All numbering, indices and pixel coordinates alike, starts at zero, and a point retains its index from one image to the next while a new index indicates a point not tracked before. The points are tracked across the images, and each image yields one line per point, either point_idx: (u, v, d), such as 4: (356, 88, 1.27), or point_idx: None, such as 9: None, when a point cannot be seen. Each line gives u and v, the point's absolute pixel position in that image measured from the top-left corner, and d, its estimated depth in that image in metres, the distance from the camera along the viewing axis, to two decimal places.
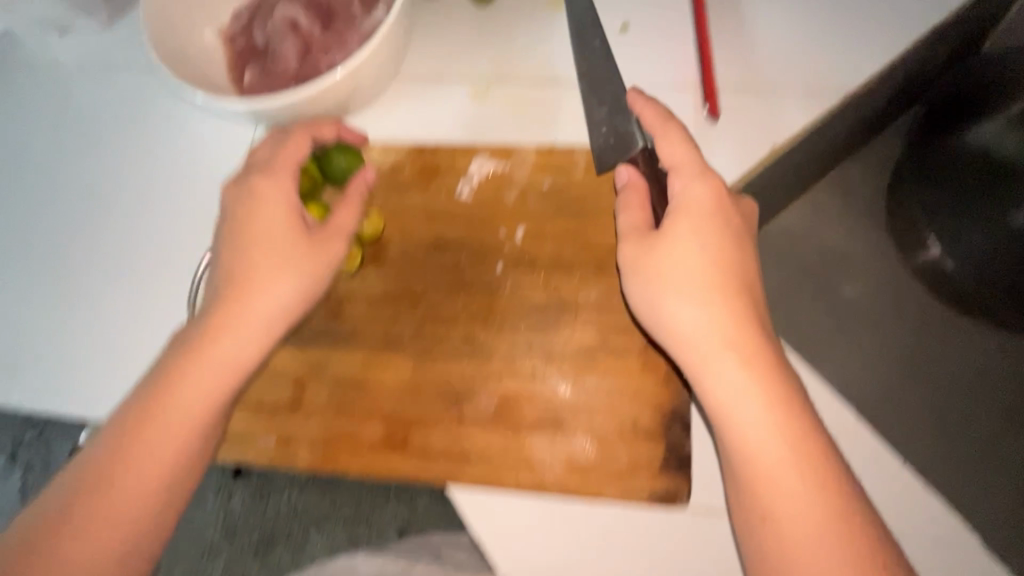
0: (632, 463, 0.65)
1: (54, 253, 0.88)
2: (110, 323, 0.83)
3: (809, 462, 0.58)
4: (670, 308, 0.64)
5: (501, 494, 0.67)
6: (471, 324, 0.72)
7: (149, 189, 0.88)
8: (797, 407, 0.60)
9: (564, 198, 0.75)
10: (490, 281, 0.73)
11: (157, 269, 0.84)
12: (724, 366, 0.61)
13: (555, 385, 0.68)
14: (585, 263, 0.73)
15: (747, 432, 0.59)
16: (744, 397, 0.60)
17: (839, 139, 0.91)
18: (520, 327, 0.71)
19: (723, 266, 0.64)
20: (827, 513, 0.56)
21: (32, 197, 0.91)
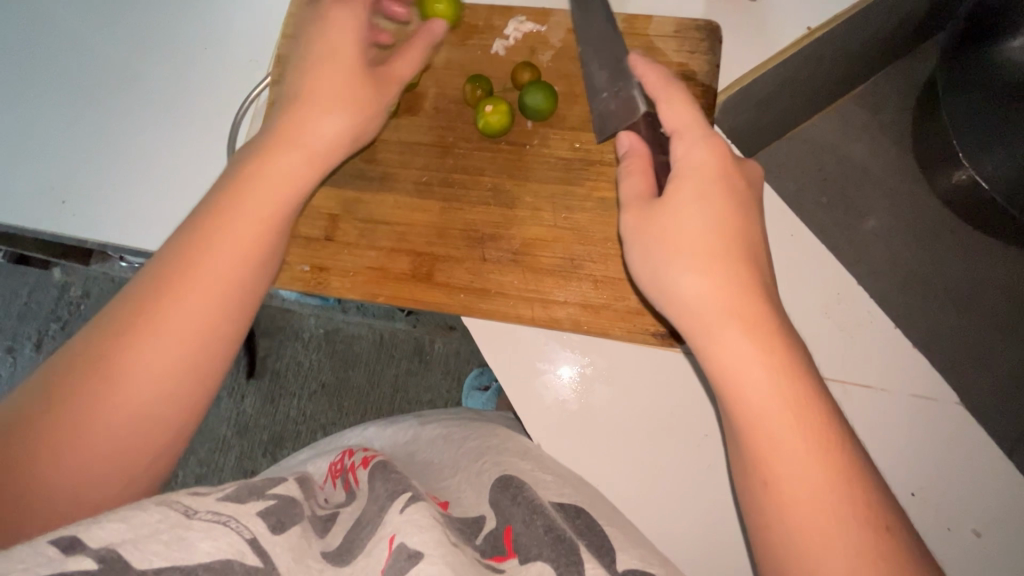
0: (637, 302, 0.78)
1: (94, 105, 0.92)
2: (149, 182, 0.89)
3: (817, 437, 0.51)
4: (677, 269, 0.61)
5: (515, 328, 0.79)
6: (497, 177, 0.83)
7: (183, 58, 0.92)
8: (801, 371, 0.54)
9: (592, 59, 0.84)
10: (520, 134, 0.84)
11: (188, 126, 0.90)
12: (730, 334, 0.56)
13: (568, 231, 0.81)
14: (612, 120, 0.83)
15: (754, 403, 0.53)
16: (754, 367, 0.54)
17: (862, 52, 0.94)
18: (543, 178, 0.83)
19: (728, 229, 0.61)
20: (830, 488, 0.50)
21: (65, 60, 0.94)
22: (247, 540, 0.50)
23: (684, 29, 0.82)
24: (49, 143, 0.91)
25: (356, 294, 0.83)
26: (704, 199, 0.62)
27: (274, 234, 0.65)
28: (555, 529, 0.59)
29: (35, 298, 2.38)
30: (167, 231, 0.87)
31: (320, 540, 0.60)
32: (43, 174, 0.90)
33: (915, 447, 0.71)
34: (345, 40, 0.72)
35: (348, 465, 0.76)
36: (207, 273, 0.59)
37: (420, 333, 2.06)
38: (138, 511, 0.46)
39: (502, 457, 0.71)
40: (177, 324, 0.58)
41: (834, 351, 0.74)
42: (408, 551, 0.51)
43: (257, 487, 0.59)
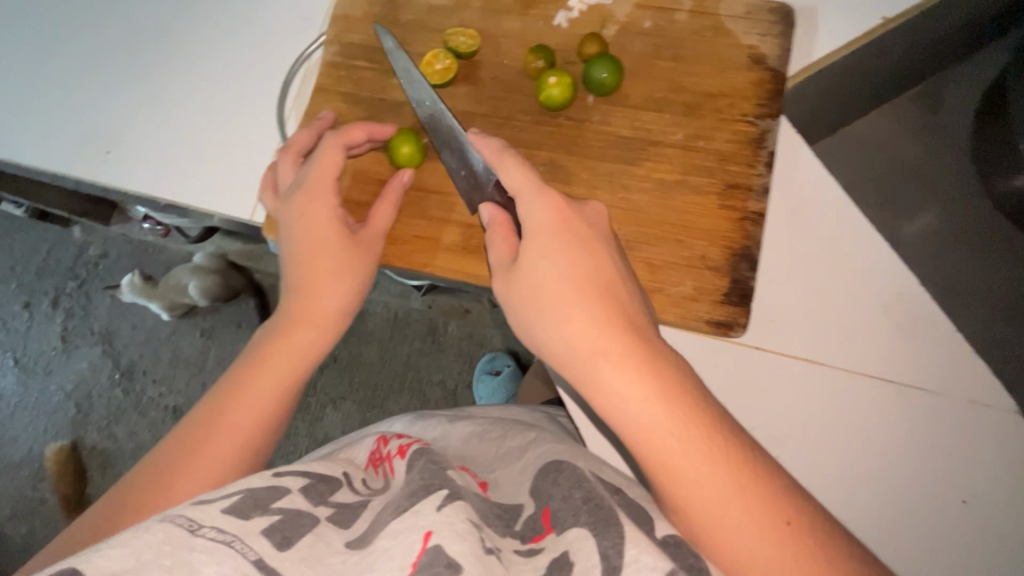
0: (695, 282, 0.87)
1: (162, 77, 1.04)
2: (212, 147, 1.01)
3: (703, 444, 0.64)
4: (561, 323, 0.72)
5: None
6: (555, 153, 0.93)
7: (242, 33, 1.04)
8: (670, 390, 0.66)
9: (665, 41, 0.93)
10: (583, 113, 0.93)
11: (245, 96, 1.02)
12: (603, 373, 0.68)
13: (638, 205, 0.89)
14: (681, 103, 0.92)
15: (636, 430, 0.66)
16: (622, 396, 0.66)
17: (919, 49, 0.96)
18: (602, 156, 0.91)
19: (577, 267, 0.74)
20: (724, 482, 0.63)
21: (141, 35, 1.06)
22: (252, 562, 0.49)
23: (757, 11, 0.92)
24: (131, 111, 1.04)
25: (405, 260, 0.94)
26: (552, 248, 0.75)
27: (348, 276, 0.87)
28: (592, 500, 0.61)
29: (53, 256, 2.39)
30: (226, 190, 0.99)
31: (341, 532, 0.59)
32: (133, 142, 1.02)
33: (902, 430, 0.82)
34: (329, 166, 0.87)
35: (383, 453, 0.79)
36: (290, 348, 0.85)
37: (435, 314, 2.16)
38: (140, 534, 0.48)
39: (542, 447, 0.76)
40: (302, 344, 0.85)
41: (880, 340, 0.84)
42: (446, 559, 0.50)
43: (262, 499, 0.57)
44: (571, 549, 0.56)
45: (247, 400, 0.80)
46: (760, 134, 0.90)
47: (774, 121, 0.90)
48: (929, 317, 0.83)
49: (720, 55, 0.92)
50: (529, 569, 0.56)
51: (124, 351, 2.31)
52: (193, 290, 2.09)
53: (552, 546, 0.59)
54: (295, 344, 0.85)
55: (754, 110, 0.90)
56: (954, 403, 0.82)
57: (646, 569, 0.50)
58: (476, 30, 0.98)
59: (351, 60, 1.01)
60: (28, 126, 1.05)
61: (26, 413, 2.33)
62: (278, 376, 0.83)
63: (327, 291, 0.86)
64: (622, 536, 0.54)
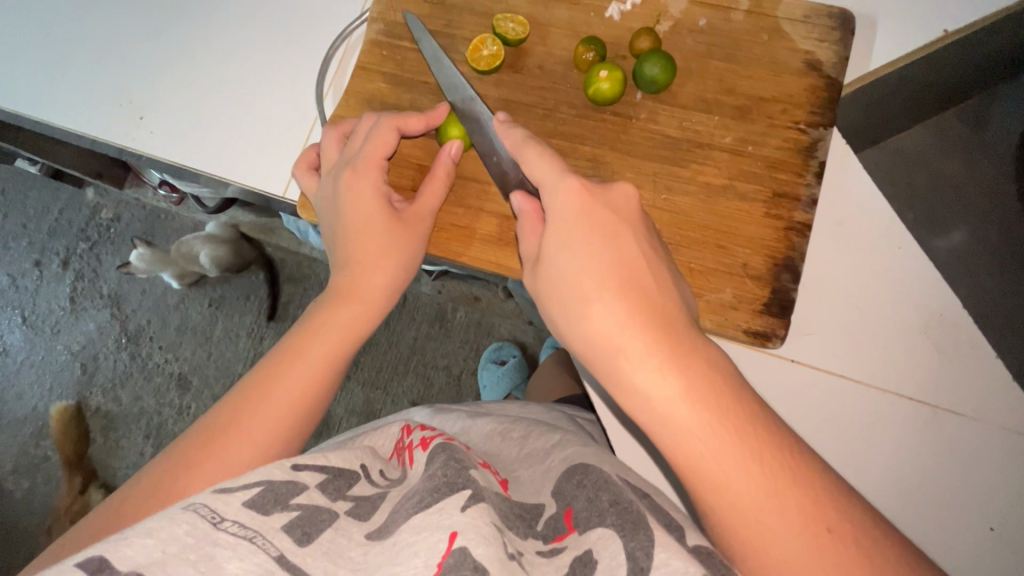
0: (733, 292, 0.87)
1: (202, 48, 1.06)
2: (247, 119, 1.02)
3: (729, 437, 0.64)
4: (586, 312, 0.72)
5: None
6: (601, 148, 0.91)
7: (283, 7, 1.05)
8: (694, 378, 0.66)
9: (719, 38, 0.92)
10: (632, 108, 0.91)
11: (282, 70, 1.03)
12: (629, 365, 0.68)
13: (682, 209, 0.89)
14: (733, 104, 0.91)
15: (660, 418, 0.66)
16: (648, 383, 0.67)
17: (966, 68, 0.96)
18: (649, 155, 0.90)
19: (602, 255, 0.74)
20: (752, 472, 0.63)
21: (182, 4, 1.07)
22: (274, 558, 0.49)
23: (817, 15, 0.91)
24: (171, 77, 1.05)
25: (439, 248, 0.94)
26: (577, 235, 0.75)
27: (391, 256, 0.87)
28: (620, 502, 0.61)
29: (65, 216, 2.39)
30: (259, 162, 1.01)
31: (360, 525, 0.58)
32: (172, 110, 1.04)
33: (919, 445, 0.84)
34: (380, 147, 0.87)
35: (405, 444, 0.79)
36: (337, 322, 0.84)
37: (444, 299, 2.16)
38: (165, 524, 0.47)
39: (568, 450, 0.76)
40: (343, 322, 0.84)
41: (919, 364, 0.86)
42: (473, 563, 0.49)
43: (282, 494, 0.55)
44: (595, 547, 0.57)
45: (294, 375, 0.79)
46: (812, 142, 0.89)
47: (826, 130, 0.89)
48: (973, 347, 0.84)
49: (777, 56, 0.91)
50: (551, 568, 0.57)
51: (131, 316, 2.32)
52: (205, 259, 2.05)
53: (576, 545, 0.59)
54: (332, 324, 0.84)
55: (808, 118, 0.89)
56: (975, 424, 0.83)
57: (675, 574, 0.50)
58: (525, 16, 0.96)
59: (394, 39, 0.99)
60: (68, 88, 1.06)
61: (31, 370, 2.34)
62: (327, 350, 0.82)
63: (377, 266, 0.86)
64: (651, 539, 0.54)
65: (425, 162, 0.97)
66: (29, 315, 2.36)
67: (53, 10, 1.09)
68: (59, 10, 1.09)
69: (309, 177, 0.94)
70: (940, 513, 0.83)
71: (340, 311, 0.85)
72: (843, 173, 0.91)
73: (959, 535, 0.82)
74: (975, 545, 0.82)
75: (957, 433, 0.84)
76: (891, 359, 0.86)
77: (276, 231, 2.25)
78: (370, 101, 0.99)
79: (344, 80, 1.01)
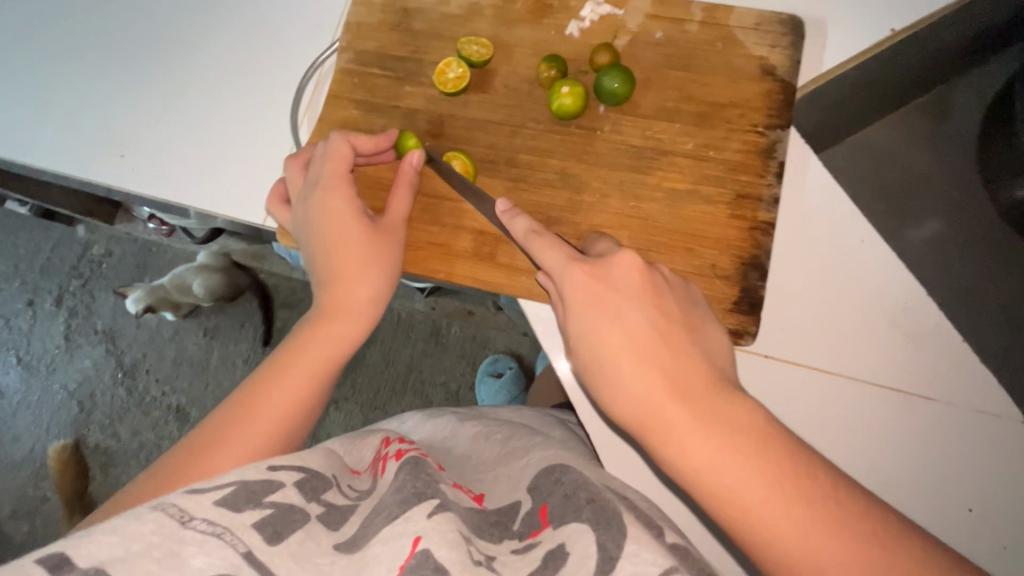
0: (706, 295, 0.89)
1: (178, 85, 1.08)
2: (223, 152, 1.04)
3: (724, 421, 0.69)
4: (677, 446, 0.69)
5: None
6: (566, 163, 0.94)
7: (256, 42, 1.07)
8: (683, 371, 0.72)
9: (675, 46, 0.95)
10: (594, 121, 0.94)
11: (256, 102, 1.05)
12: (631, 366, 0.73)
13: (651, 216, 0.91)
14: (691, 112, 0.93)
15: (761, 530, 0.65)
16: (705, 445, 0.68)
17: (913, 65, 1.01)
18: (616, 166, 0.93)
19: (638, 352, 0.74)
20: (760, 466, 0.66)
21: (158, 43, 1.10)
22: (241, 553, 0.51)
23: (767, 22, 0.94)
24: (151, 114, 1.07)
25: (417, 267, 0.96)
26: (625, 357, 0.74)
27: (366, 270, 0.87)
28: (596, 499, 0.64)
29: (57, 254, 2.40)
30: (238, 193, 1.03)
31: (331, 534, 0.60)
32: (153, 146, 1.06)
33: (895, 431, 0.86)
34: (341, 162, 0.89)
35: (383, 455, 0.80)
36: (326, 335, 0.85)
37: (438, 316, 2.17)
38: (132, 522, 0.49)
39: (547, 451, 0.79)
40: (338, 334, 0.86)
41: (888, 355, 0.87)
42: (434, 563, 0.51)
43: (255, 492, 0.58)
44: (568, 541, 0.61)
45: (281, 386, 0.80)
46: (771, 144, 0.92)
47: (783, 132, 0.92)
48: (941, 334, 0.86)
49: (731, 62, 0.94)
50: (523, 564, 0.60)
51: (126, 350, 2.32)
52: (199, 288, 2.07)
53: (549, 538, 0.63)
54: (318, 340, 0.85)
55: (765, 121, 0.92)
56: (948, 407, 0.85)
57: (644, 563, 0.54)
58: (488, 36, 0.99)
59: (364, 67, 1.03)
60: (51, 130, 1.08)
61: (28, 411, 2.34)
62: (315, 360, 0.84)
63: (359, 279, 0.87)
64: (622, 531, 0.58)
65: None
66: (24, 355, 2.36)
67: (34, 54, 1.12)
68: (38, 54, 1.11)
69: (280, 210, 0.95)
70: (923, 495, 0.84)
71: (335, 325, 0.86)
72: (804, 168, 0.94)
73: (941, 514, 0.83)
74: (949, 522, 0.83)
75: (932, 415, 0.85)
76: (861, 349, 0.88)
77: (268, 257, 2.27)
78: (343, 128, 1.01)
79: (318, 109, 1.04)
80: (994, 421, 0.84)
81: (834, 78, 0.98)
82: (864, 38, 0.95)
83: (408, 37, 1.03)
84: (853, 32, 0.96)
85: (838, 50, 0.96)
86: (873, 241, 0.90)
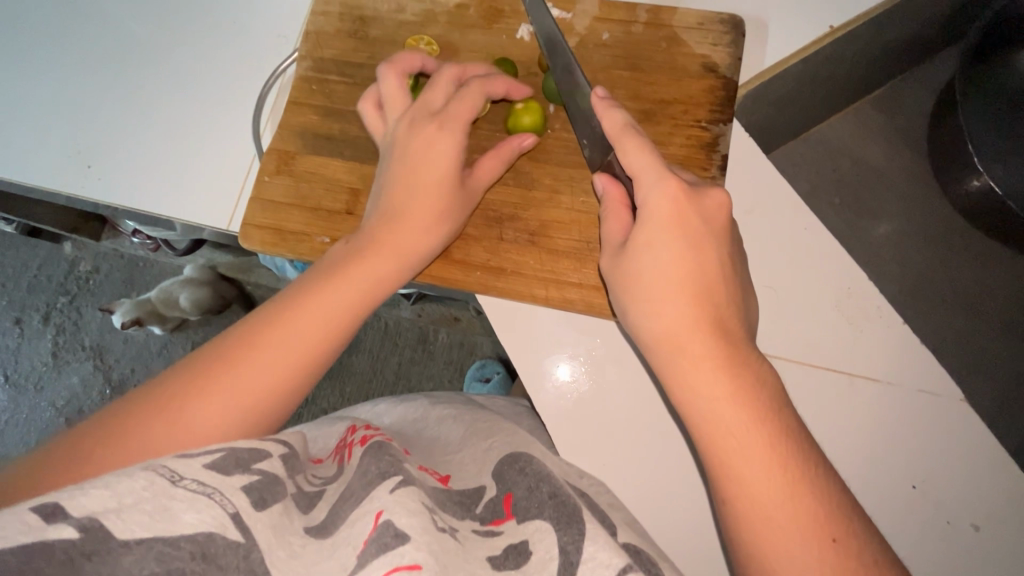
0: None
1: (144, 95, 1.10)
2: (188, 160, 1.06)
3: (788, 456, 0.67)
4: (697, 369, 0.72)
5: (525, 304, 0.96)
6: (517, 161, 1.00)
7: (220, 52, 1.10)
8: (761, 402, 0.70)
9: (620, 44, 0.98)
10: (544, 123, 1.00)
11: (220, 110, 1.07)
12: (700, 373, 0.72)
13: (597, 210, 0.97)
14: (636, 110, 0.96)
15: (735, 462, 0.68)
16: (753, 473, 0.67)
17: (844, 58, 1.08)
18: (563, 163, 0.99)
19: (695, 286, 0.75)
20: (797, 508, 0.65)
21: (125, 56, 1.12)
22: (230, 514, 0.53)
23: (709, 21, 0.97)
24: (121, 125, 1.09)
25: None
26: (682, 271, 0.76)
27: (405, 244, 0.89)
28: (558, 496, 0.65)
29: (43, 272, 2.40)
30: (203, 199, 1.05)
31: (302, 515, 0.62)
32: (122, 155, 1.08)
33: (844, 412, 0.88)
34: (437, 86, 0.92)
35: (348, 442, 0.82)
36: (364, 274, 0.85)
37: (425, 323, 2.19)
38: (124, 478, 0.50)
39: (516, 438, 0.80)
40: (371, 275, 0.86)
41: (835, 338, 0.90)
42: (394, 531, 0.52)
43: (243, 458, 0.61)
44: (530, 538, 0.61)
45: (312, 317, 0.80)
46: (713, 138, 0.94)
47: (725, 126, 0.94)
48: (882, 317, 0.90)
49: (675, 59, 0.97)
50: (484, 547, 0.61)
51: (114, 366, 2.32)
52: (185, 301, 2.06)
53: (512, 530, 0.64)
54: (357, 275, 0.85)
55: (708, 116, 0.95)
56: (892, 387, 0.88)
57: (600, 566, 0.55)
58: (441, 41, 1.05)
59: (322, 74, 1.06)
60: (24, 144, 1.10)
61: (17, 430, 2.33)
62: (347, 302, 0.83)
63: (415, 227, 0.89)
64: (582, 533, 0.59)
65: (355, 186, 1.01)
66: (11, 373, 2.35)
67: (7, 71, 1.13)
68: (9, 72, 1.13)
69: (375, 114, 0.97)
70: (870, 471, 0.87)
71: (374, 266, 0.86)
72: (749, 159, 0.96)
73: (888, 489, 0.86)
74: (897, 499, 0.86)
75: (878, 396, 0.88)
76: (806, 331, 0.91)
77: (255, 270, 2.27)
78: (303, 133, 1.04)
79: (279, 116, 1.06)
80: (934, 399, 0.87)
81: (778, 73, 1.00)
82: (809, 31, 0.97)
83: (365, 44, 1.07)
84: (797, 25, 0.98)
85: (784, 42, 0.98)
86: (817, 229, 0.92)
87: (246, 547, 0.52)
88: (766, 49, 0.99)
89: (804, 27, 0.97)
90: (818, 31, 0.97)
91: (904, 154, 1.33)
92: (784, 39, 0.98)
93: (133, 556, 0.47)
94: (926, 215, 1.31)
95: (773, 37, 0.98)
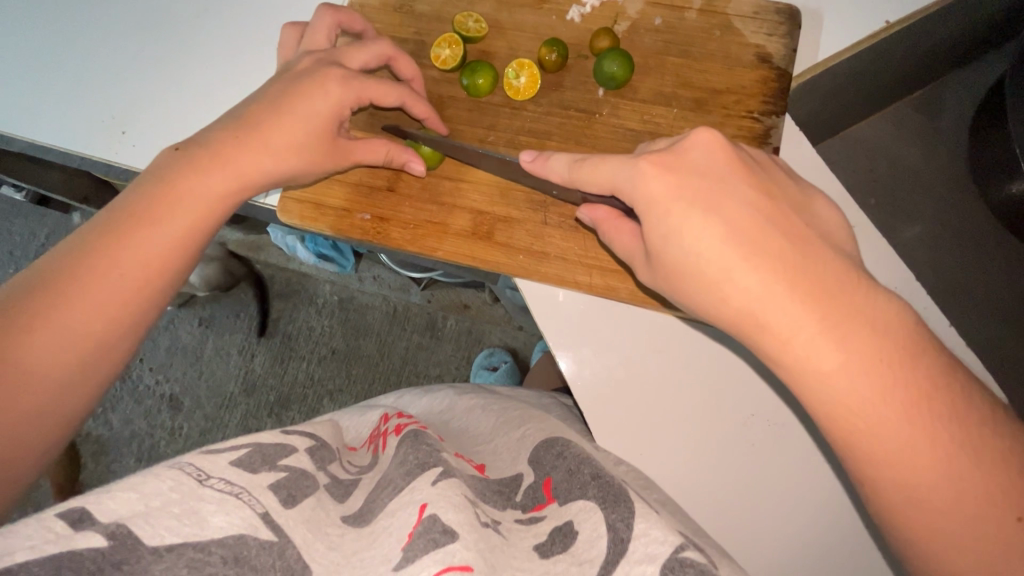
0: None
1: (174, 65, 1.09)
2: None
3: (919, 416, 0.64)
4: (803, 353, 0.66)
5: (560, 291, 0.99)
6: (564, 145, 0.99)
7: (253, 23, 1.08)
8: (875, 364, 0.64)
9: (673, 30, 0.98)
10: (591, 108, 0.99)
11: (251, 82, 1.06)
12: (801, 348, 0.66)
13: None
14: (686, 97, 0.97)
15: (873, 444, 0.65)
16: (885, 438, 0.64)
17: (894, 53, 1.07)
18: (611, 148, 0.98)
19: (760, 254, 0.69)
20: (948, 470, 0.63)
21: (154, 23, 1.10)
22: (259, 514, 0.54)
23: (764, 11, 0.97)
24: (153, 97, 1.08)
25: (417, 244, 1.01)
26: (729, 245, 0.70)
27: (252, 164, 0.87)
28: (601, 476, 0.65)
29: (52, 242, 2.39)
30: None
31: (338, 506, 0.63)
32: (151, 125, 1.07)
33: None
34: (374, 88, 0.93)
35: (381, 431, 0.84)
36: (203, 187, 0.84)
37: (435, 309, 2.18)
38: (149, 480, 0.52)
39: (546, 427, 0.81)
40: (210, 187, 0.84)
41: None
42: (441, 526, 0.52)
43: (269, 455, 0.63)
44: (576, 519, 0.62)
45: (174, 220, 0.81)
46: (765, 130, 0.96)
47: (778, 118, 0.96)
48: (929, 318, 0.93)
49: (729, 47, 0.98)
50: (529, 534, 0.62)
51: None
52: (194, 278, 2.05)
53: (556, 515, 0.64)
54: (195, 187, 0.83)
55: (760, 107, 0.96)
56: None
57: (655, 542, 0.55)
58: (488, 19, 1.04)
59: (367, 49, 1.06)
60: (53, 110, 1.09)
61: None
62: (187, 215, 0.82)
63: (254, 150, 0.87)
64: (632, 512, 0.59)
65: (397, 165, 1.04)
66: None
67: (37, 35, 1.12)
68: (37, 37, 1.12)
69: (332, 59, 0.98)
70: None
71: (255, 156, 0.87)
72: (796, 152, 0.97)
73: None
74: None
75: None
76: None
77: (264, 247, 2.26)
78: None
79: None
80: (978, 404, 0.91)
81: (831, 67, 0.99)
82: (867, 24, 0.96)
83: (411, 21, 1.06)
84: (855, 18, 0.96)
85: (839, 36, 0.97)
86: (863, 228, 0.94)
87: (280, 545, 0.53)
88: (819, 43, 0.98)
89: (861, 21, 0.96)
90: (876, 24, 0.96)
91: (942, 157, 1.39)
92: (838, 33, 0.97)
93: (164, 564, 0.47)
94: (957, 214, 1.38)
95: (827, 31, 0.98)
